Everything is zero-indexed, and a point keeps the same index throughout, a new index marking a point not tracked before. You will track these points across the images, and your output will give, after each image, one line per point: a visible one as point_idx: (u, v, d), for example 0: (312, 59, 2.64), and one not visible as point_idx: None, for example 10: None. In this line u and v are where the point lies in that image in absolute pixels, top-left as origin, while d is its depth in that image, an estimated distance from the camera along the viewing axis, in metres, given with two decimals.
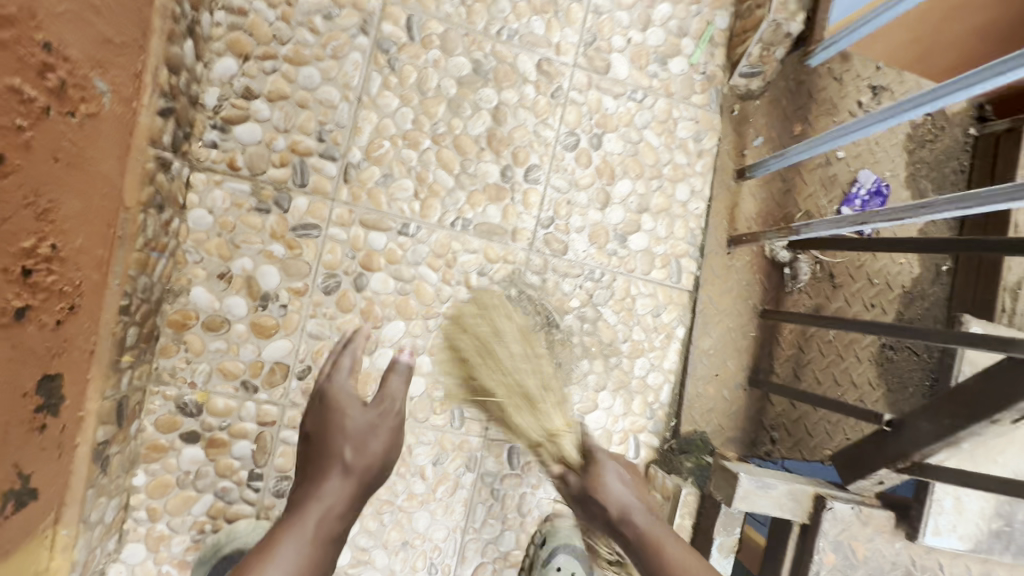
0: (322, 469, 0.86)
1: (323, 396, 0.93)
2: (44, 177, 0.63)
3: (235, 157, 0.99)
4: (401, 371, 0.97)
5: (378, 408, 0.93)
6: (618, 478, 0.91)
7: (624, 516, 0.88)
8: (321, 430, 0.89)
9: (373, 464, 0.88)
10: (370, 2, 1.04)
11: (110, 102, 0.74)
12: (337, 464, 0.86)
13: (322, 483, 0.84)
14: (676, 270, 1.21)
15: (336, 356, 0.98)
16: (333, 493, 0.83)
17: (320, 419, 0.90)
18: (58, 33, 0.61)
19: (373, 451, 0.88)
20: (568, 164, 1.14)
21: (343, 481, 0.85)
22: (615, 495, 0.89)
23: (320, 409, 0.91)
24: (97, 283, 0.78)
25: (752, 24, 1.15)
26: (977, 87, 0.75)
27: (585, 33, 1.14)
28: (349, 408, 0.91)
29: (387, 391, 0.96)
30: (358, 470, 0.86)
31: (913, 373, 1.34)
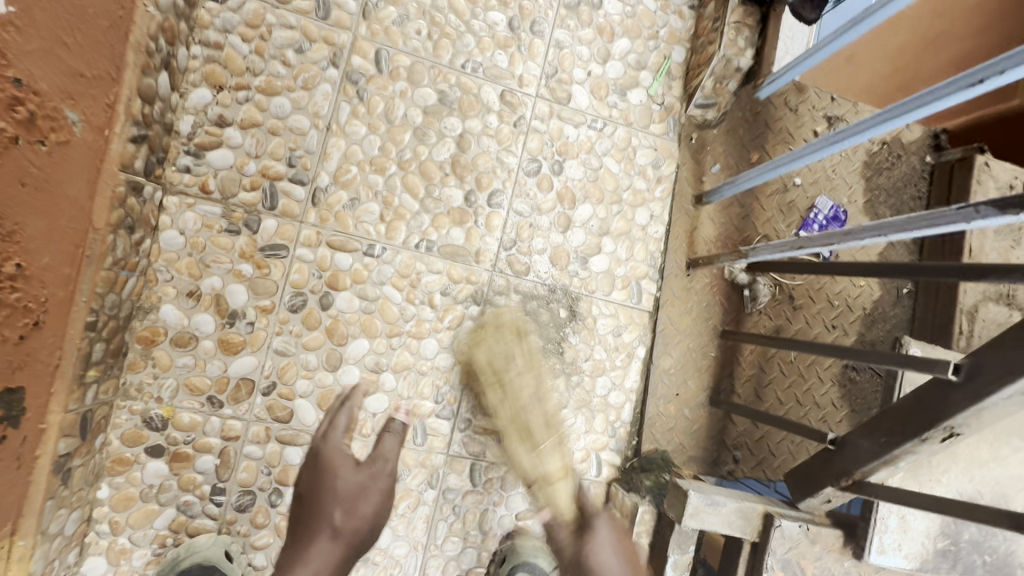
0: (313, 529, 0.98)
1: (319, 454, 1.03)
2: (10, 201, 0.68)
3: (208, 181, 1.04)
4: (395, 432, 1.05)
5: (370, 470, 1.02)
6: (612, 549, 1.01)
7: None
8: (316, 489, 1.01)
9: (360, 527, 0.99)
10: (340, 37, 1.10)
11: (81, 131, 0.79)
12: (326, 527, 0.98)
13: (312, 542, 0.97)
14: (637, 291, 1.24)
15: (335, 413, 1.06)
16: (321, 554, 0.96)
17: (313, 479, 1.02)
18: (28, 70, 0.67)
19: (361, 514, 1.00)
20: (530, 189, 1.19)
21: (331, 543, 0.97)
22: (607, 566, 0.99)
23: (314, 468, 1.02)
24: (62, 299, 0.81)
25: (705, 59, 1.22)
26: (910, 114, 0.83)
27: (546, 67, 1.21)
28: (341, 471, 1.01)
29: (380, 453, 1.04)
30: (345, 532, 0.99)
31: (876, 394, 1.37)
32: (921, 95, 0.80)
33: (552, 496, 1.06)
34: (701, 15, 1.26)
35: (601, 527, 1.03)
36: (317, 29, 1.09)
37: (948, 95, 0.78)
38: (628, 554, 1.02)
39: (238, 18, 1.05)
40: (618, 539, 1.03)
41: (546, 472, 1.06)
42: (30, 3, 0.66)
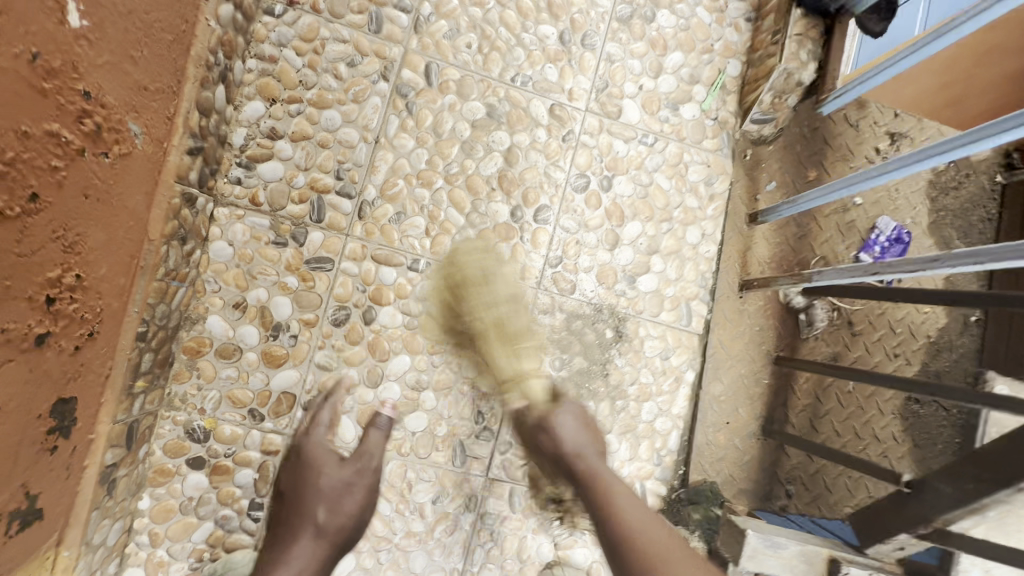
0: (295, 529, 0.94)
1: (300, 453, 0.98)
2: (75, 213, 0.68)
3: (258, 193, 1.04)
4: (381, 426, 1.01)
5: (354, 466, 0.98)
6: (571, 417, 0.99)
7: (574, 451, 0.94)
8: (298, 488, 0.96)
9: (346, 525, 0.95)
10: (392, 50, 1.10)
11: (143, 143, 0.79)
12: (309, 526, 0.93)
13: (295, 543, 0.93)
14: (686, 312, 1.19)
15: (317, 409, 1.02)
16: (302, 555, 0.92)
17: (296, 477, 0.97)
18: (98, 83, 0.67)
19: (345, 512, 0.95)
20: (578, 206, 1.16)
21: (315, 544, 0.93)
22: (568, 433, 0.96)
23: (295, 466, 0.98)
24: (116, 310, 0.81)
25: (764, 72, 1.17)
26: (971, 146, 0.78)
27: (597, 80, 1.18)
28: (325, 467, 0.96)
29: (366, 447, 0.99)
30: (328, 531, 0.94)
31: (942, 430, 1.28)
32: (984, 127, 0.76)
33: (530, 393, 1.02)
34: (758, 27, 1.22)
35: (566, 410, 0.99)
36: (369, 43, 1.09)
37: (1011, 128, 0.73)
38: (593, 435, 0.99)
39: (293, 32, 1.06)
40: (581, 420, 0.99)
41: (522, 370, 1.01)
42: (104, 18, 0.66)
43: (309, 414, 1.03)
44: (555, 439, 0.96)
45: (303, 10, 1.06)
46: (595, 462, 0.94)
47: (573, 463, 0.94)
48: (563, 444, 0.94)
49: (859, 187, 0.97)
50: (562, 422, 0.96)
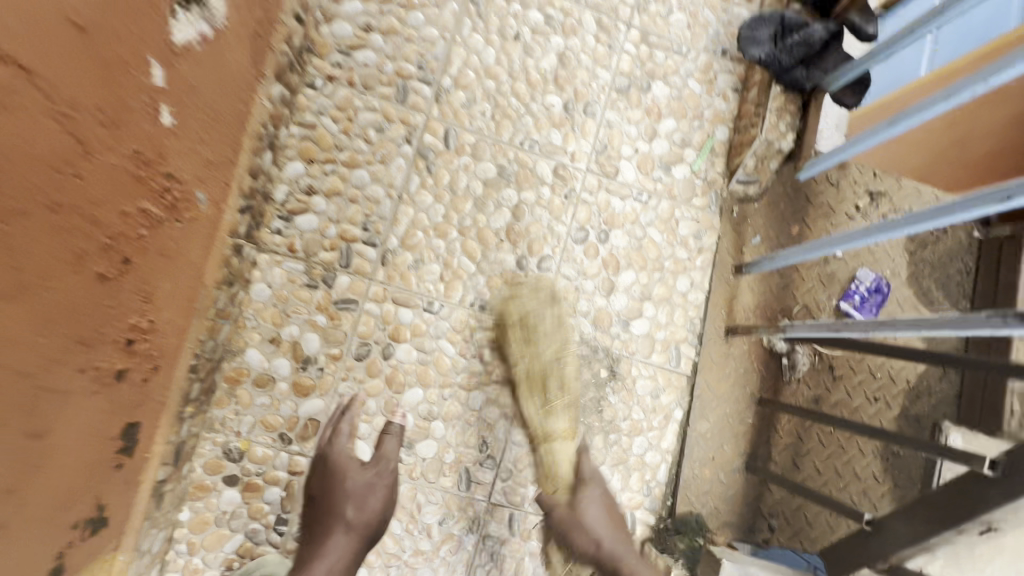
0: (327, 527, 1.06)
1: (326, 461, 1.11)
2: (153, 270, 0.82)
3: (295, 241, 1.18)
4: (394, 433, 1.15)
5: (375, 469, 1.11)
6: (599, 507, 1.09)
7: (610, 548, 1.06)
8: (327, 491, 1.09)
9: (372, 520, 1.08)
10: (415, 118, 1.25)
11: (206, 206, 0.94)
12: (340, 523, 1.06)
13: (329, 539, 1.05)
14: (676, 354, 1.30)
15: (337, 422, 1.15)
16: (337, 548, 1.04)
17: (324, 482, 1.09)
18: (178, 164, 0.82)
19: (370, 508, 1.08)
20: (577, 255, 1.28)
21: (346, 538, 1.05)
22: (594, 524, 1.07)
23: (323, 473, 1.10)
24: (175, 346, 0.95)
25: (748, 139, 1.29)
26: (931, 222, 0.89)
27: (597, 143, 1.31)
28: (349, 471, 1.10)
29: (383, 452, 1.13)
30: (358, 526, 1.07)
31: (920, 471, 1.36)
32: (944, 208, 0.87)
33: (553, 453, 1.17)
34: (744, 97, 1.35)
35: (593, 499, 1.10)
36: (396, 111, 1.24)
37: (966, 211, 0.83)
38: (618, 523, 1.10)
39: (331, 102, 1.21)
40: (607, 508, 1.11)
41: (552, 432, 1.17)
42: (187, 113, 0.81)
43: (328, 427, 1.15)
44: (595, 533, 1.06)
45: (340, 84, 1.22)
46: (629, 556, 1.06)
47: (610, 558, 1.06)
48: (605, 540, 1.06)
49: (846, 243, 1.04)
50: (598, 520, 1.07)
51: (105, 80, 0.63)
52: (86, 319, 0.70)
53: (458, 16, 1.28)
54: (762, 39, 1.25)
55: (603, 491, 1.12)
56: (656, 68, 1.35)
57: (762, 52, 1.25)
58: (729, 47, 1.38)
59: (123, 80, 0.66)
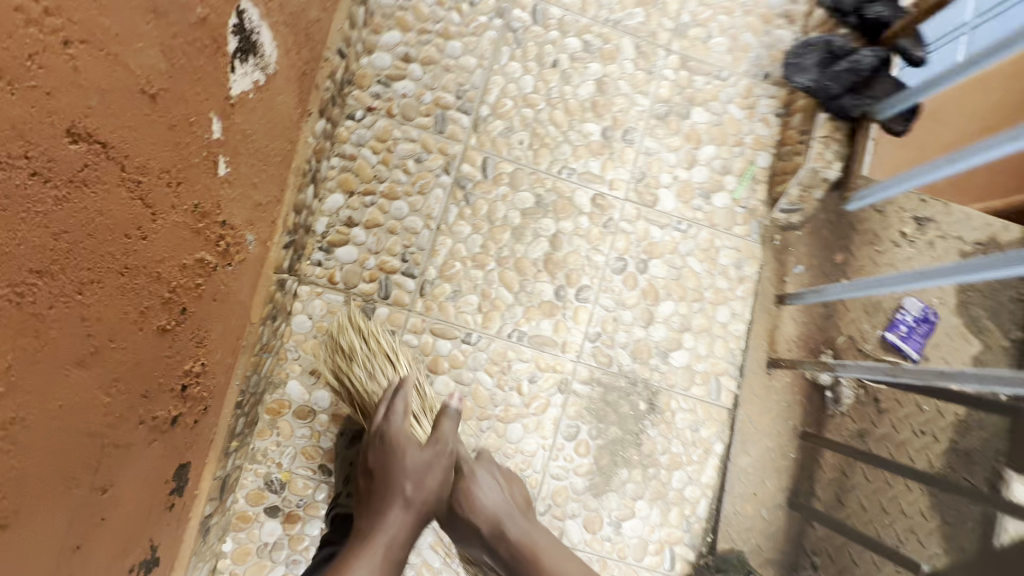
0: (384, 503, 1.02)
1: (384, 436, 1.05)
2: (206, 315, 0.84)
3: (335, 273, 1.19)
4: (452, 415, 1.05)
5: (433, 450, 1.04)
6: (492, 483, 1.03)
7: (500, 520, 1.00)
8: (384, 468, 1.03)
9: (431, 499, 1.03)
10: (454, 147, 1.24)
11: (254, 247, 0.95)
12: (398, 498, 1.01)
13: (386, 515, 1.01)
14: (716, 387, 1.28)
15: (392, 398, 1.07)
16: (394, 524, 1.01)
17: (382, 457, 1.04)
18: (230, 212, 0.83)
19: (428, 487, 1.03)
20: (616, 285, 1.27)
21: (404, 516, 1.01)
22: (488, 504, 1.01)
23: (380, 449, 1.04)
24: (223, 385, 0.96)
25: (792, 167, 1.26)
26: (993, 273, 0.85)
27: (635, 171, 1.29)
28: (406, 450, 1.03)
29: (441, 433, 1.05)
30: (416, 502, 1.02)
31: (970, 507, 1.29)
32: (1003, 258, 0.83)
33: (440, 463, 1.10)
34: (787, 123, 1.32)
35: (483, 473, 1.04)
36: (434, 140, 1.24)
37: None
38: (513, 493, 1.05)
39: (371, 133, 1.22)
40: (501, 480, 1.05)
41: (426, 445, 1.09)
42: (240, 163, 0.82)
43: (383, 401, 1.07)
44: (482, 508, 1.01)
45: (379, 114, 1.22)
46: (523, 525, 1.01)
47: (506, 536, 0.99)
48: (495, 511, 1.00)
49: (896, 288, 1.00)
50: (485, 493, 1.01)
51: (169, 142, 0.64)
52: (147, 371, 0.71)
53: (495, 44, 1.27)
54: (808, 65, 1.22)
55: (493, 463, 1.07)
56: (696, 94, 1.32)
57: (808, 79, 1.22)
58: (771, 71, 1.35)
59: (184, 138, 0.66)
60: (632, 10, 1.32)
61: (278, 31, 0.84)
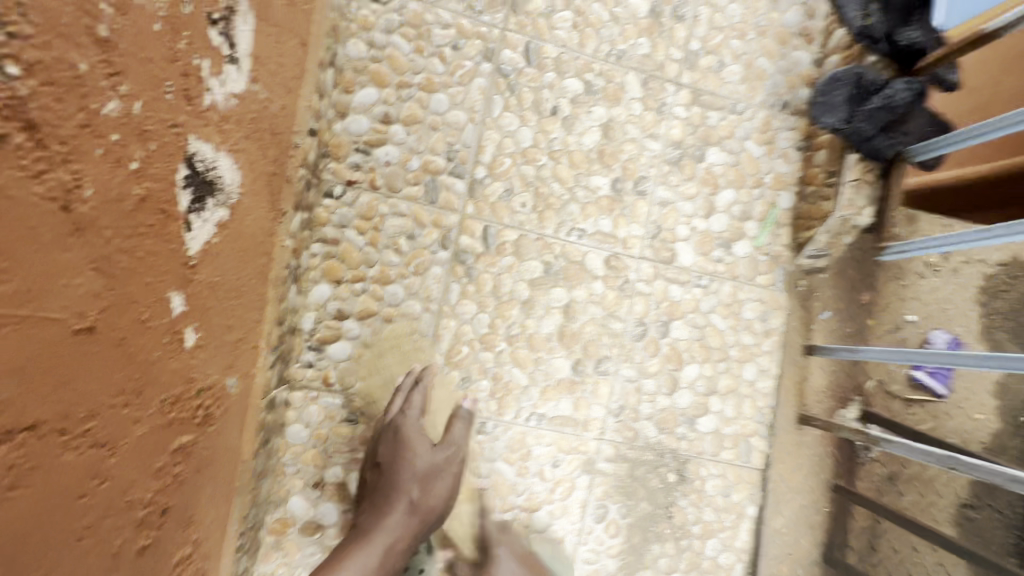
0: (389, 501, 0.94)
1: (397, 431, 0.99)
2: (192, 491, 0.71)
3: (329, 373, 1.07)
4: (465, 418, 1.03)
5: (445, 453, 0.99)
6: (507, 574, 1.02)
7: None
8: (392, 463, 0.96)
9: (436, 506, 0.96)
10: (448, 218, 1.11)
11: (237, 388, 0.82)
12: (404, 501, 0.94)
13: (389, 514, 0.93)
14: (746, 449, 1.22)
15: (409, 392, 1.03)
16: (397, 526, 0.92)
17: (392, 452, 0.97)
18: (206, 373, 0.70)
19: (436, 493, 0.96)
20: (637, 353, 1.17)
21: (407, 519, 0.93)
22: None
23: (392, 443, 0.98)
24: (219, 542, 0.84)
25: (819, 213, 1.16)
26: None
27: (650, 226, 1.18)
28: (418, 447, 0.97)
29: (453, 437, 1.01)
30: (422, 508, 0.94)
31: (994, 532, 1.27)
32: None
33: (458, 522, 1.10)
34: (809, 158, 1.21)
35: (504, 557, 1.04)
36: (427, 212, 1.10)
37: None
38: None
39: (353, 211, 1.07)
40: (525, 565, 1.04)
41: None
42: (211, 316, 0.68)
43: (399, 397, 1.03)
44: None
45: (361, 188, 1.07)
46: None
47: None
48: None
49: (916, 361, 1.03)
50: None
51: (122, 358, 0.50)
52: None
53: (486, 93, 1.12)
54: (837, 104, 1.13)
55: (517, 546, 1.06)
56: (710, 132, 1.20)
57: (838, 118, 1.13)
58: (790, 99, 1.22)
59: (137, 342, 0.52)
60: (636, 40, 1.17)
61: (239, 149, 0.68)
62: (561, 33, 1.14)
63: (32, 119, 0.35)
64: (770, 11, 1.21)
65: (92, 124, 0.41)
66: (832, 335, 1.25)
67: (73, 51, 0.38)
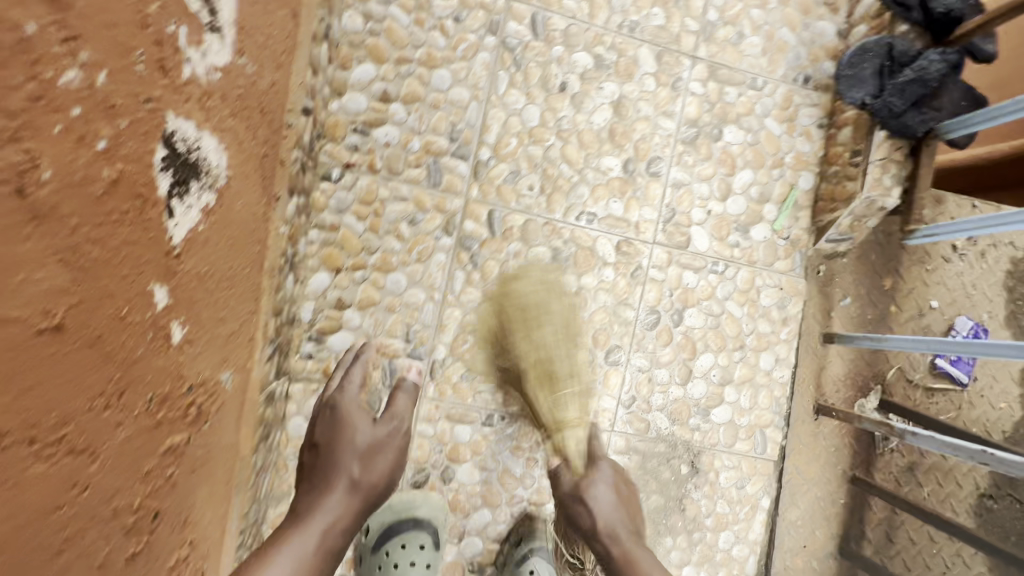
0: (325, 481, 0.77)
1: (334, 407, 0.85)
2: (185, 492, 0.68)
3: (330, 365, 1.03)
4: (409, 390, 0.91)
5: (390, 426, 0.85)
6: (608, 490, 0.90)
7: (608, 533, 0.88)
8: (329, 441, 0.81)
9: (381, 483, 0.81)
10: (452, 202, 1.05)
11: (232, 383, 0.78)
12: (343, 479, 0.78)
13: (325, 495, 0.76)
14: (761, 440, 1.18)
15: (347, 367, 0.90)
16: (335, 508, 0.75)
17: (326, 428, 0.82)
18: (197, 369, 0.66)
19: (381, 469, 0.81)
20: (649, 343, 1.13)
21: (348, 500, 0.77)
22: (602, 510, 0.88)
23: (327, 419, 0.83)
24: (218, 541, 0.81)
25: (842, 195, 1.11)
26: None
27: (664, 209, 1.12)
28: (359, 422, 0.83)
29: (397, 409, 0.88)
30: (364, 487, 0.79)
31: (1016, 522, 1.22)
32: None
33: (568, 446, 0.93)
34: (832, 137, 1.15)
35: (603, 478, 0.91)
36: (429, 197, 1.04)
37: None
38: (627, 508, 0.91)
39: (352, 196, 1.02)
40: (618, 489, 0.91)
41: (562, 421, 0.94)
42: (199, 309, 0.64)
43: (339, 373, 0.90)
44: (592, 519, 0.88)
45: (360, 171, 1.02)
46: (629, 544, 0.88)
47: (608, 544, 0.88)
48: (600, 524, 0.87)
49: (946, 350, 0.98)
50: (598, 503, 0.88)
51: (100, 358, 0.46)
52: None
53: (491, 68, 1.05)
54: (865, 77, 1.07)
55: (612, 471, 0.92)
56: (728, 109, 1.13)
57: (866, 92, 1.07)
58: (812, 74, 1.15)
59: (116, 341, 0.48)
60: (650, 11, 1.10)
61: (226, 128, 0.63)
62: (571, 3, 1.07)
63: None
64: None
65: (47, 97, 0.36)
66: (852, 323, 1.20)
67: (17, 9, 0.32)
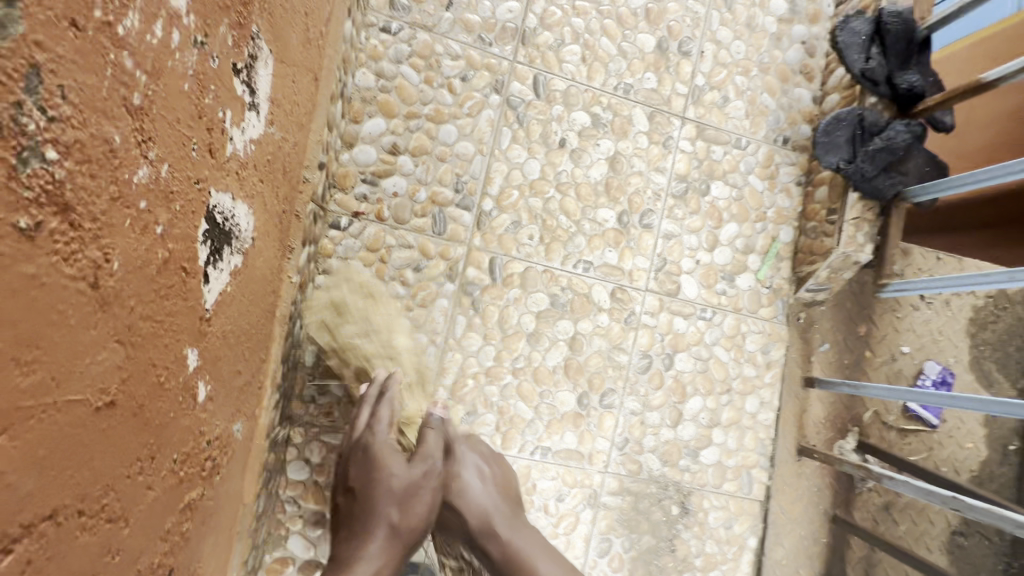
0: (366, 528, 0.82)
1: (366, 447, 0.87)
2: (196, 546, 0.68)
3: (332, 408, 1.04)
4: (437, 427, 0.92)
5: (423, 466, 0.86)
6: (475, 472, 0.90)
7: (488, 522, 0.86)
8: (365, 486, 0.84)
9: (418, 526, 0.84)
10: (455, 249, 1.10)
11: (241, 433, 0.79)
12: (383, 525, 0.82)
13: (367, 543, 0.81)
14: (747, 480, 1.23)
15: (375, 405, 0.91)
16: (379, 555, 0.80)
17: (363, 473, 0.85)
18: (214, 424, 0.67)
19: (418, 513, 0.84)
20: (642, 386, 1.17)
21: (389, 545, 0.81)
22: (472, 496, 0.88)
23: (361, 461, 0.86)
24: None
25: (821, 249, 1.19)
26: None
27: (655, 259, 1.18)
28: (392, 464, 0.85)
29: (426, 448, 0.89)
30: (404, 531, 0.82)
31: (983, 557, 1.29)
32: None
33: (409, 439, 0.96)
34: (810, 194, 1.23)
35: (468, 457, 0.92)
36: (434, 244, 1.09)
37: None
38: (499, 484, 0.92)
39: (360, 243, 1.05)
40: (485, 467, 0.92)
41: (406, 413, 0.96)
42: (220, 367, 0.66)
43: (365, 410, 0.91)
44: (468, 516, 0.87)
45: (367, 220, 1.06)
46: (506, 533, 0.86)
47: (490, 536, 0.86)
48: (472, 510, 0.87)
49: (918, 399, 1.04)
50: (469, 483, 0.88)
51: (139, 427, 0.48)
52: None
53: (495, 124, 1.11)
54: (840, 143, 1.16)
55: (473, 460, 0.91)
56: (715, 166, 1.21)
57: (840, 158, 1.16)
58: (791, 135, 1.24)
59: (155, 407, 0.50)
60: (643, 75, 1.18)
61: (255, 193, 0.67)
62: (570, 66, 1.15)
63: (67, 200, 0.34)
64: (773, 49, 1.23)
65: (124, 195, 0.39)
66: (830, 367, 1.27)
67: (109, 125, 0.36)
